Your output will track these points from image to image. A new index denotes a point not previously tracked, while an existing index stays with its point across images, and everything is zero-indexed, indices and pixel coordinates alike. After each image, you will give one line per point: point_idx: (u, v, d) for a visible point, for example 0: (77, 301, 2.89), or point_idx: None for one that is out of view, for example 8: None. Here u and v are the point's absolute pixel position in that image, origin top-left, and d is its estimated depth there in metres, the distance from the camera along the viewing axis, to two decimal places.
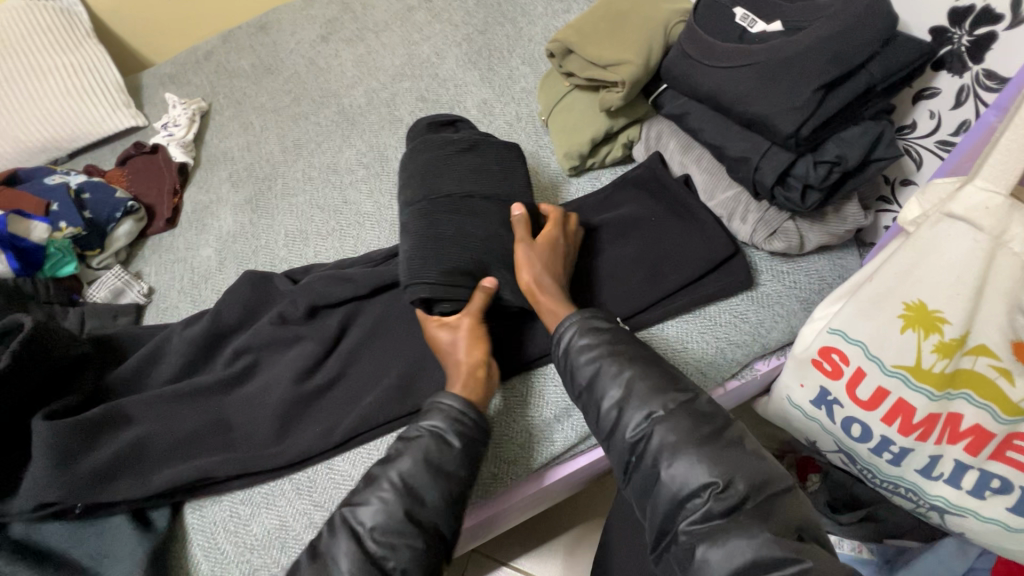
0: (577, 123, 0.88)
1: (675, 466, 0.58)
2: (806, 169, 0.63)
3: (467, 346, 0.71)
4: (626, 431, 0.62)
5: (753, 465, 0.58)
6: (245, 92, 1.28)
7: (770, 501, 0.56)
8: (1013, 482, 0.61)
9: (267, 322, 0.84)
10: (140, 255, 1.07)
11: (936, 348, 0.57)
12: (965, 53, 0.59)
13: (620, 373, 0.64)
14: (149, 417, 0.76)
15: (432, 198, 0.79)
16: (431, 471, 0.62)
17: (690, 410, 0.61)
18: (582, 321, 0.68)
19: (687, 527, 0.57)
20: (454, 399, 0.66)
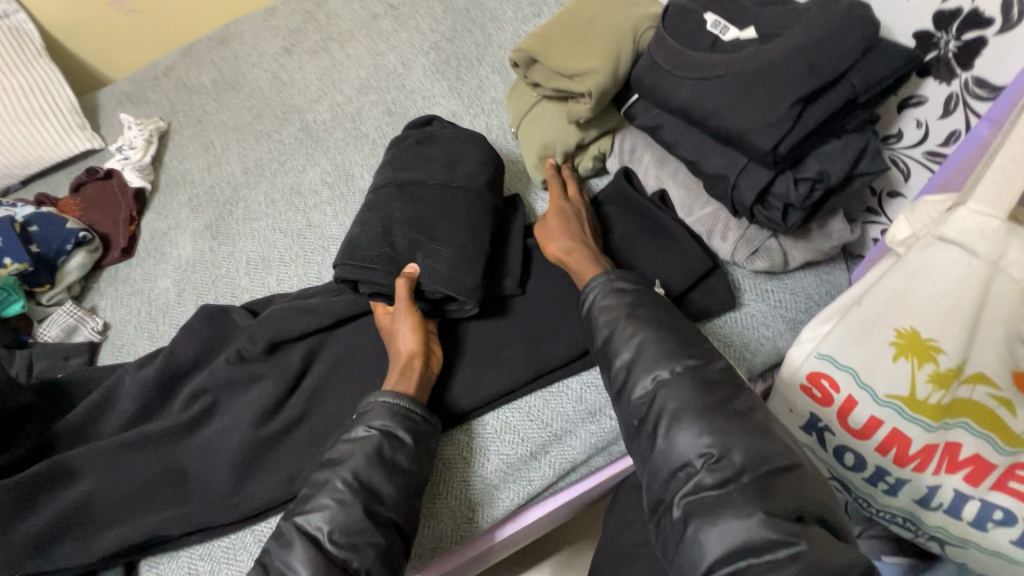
0: (546, 134, 0.83)
1: (674, 435, 0.54)
2: (787, 187, 0.59)
3: (403, 337, 0.69)
4: (633, 393, 0.59)
5: (760, 439, 0.53)
6: (206, 109, 1.22)
7: (771, 480, 0.50)
8: (1017, 514, 0.56)
9: (224, 361, 0.79)
10: (96, 288, 1.01)
11: (931, 378, 0.53)
12: (953, 59, 0.55)
13: (633, 337, 0.61)
14: (95, 470, 0.72)
15: (381, 186, 0.78)
16: (385, 468, 0.60)
17: (699, 377, 0.57)
18: (604, 281, 0.66)
19: (681, 499, 0.52)
20: (388, 395, 0.64)
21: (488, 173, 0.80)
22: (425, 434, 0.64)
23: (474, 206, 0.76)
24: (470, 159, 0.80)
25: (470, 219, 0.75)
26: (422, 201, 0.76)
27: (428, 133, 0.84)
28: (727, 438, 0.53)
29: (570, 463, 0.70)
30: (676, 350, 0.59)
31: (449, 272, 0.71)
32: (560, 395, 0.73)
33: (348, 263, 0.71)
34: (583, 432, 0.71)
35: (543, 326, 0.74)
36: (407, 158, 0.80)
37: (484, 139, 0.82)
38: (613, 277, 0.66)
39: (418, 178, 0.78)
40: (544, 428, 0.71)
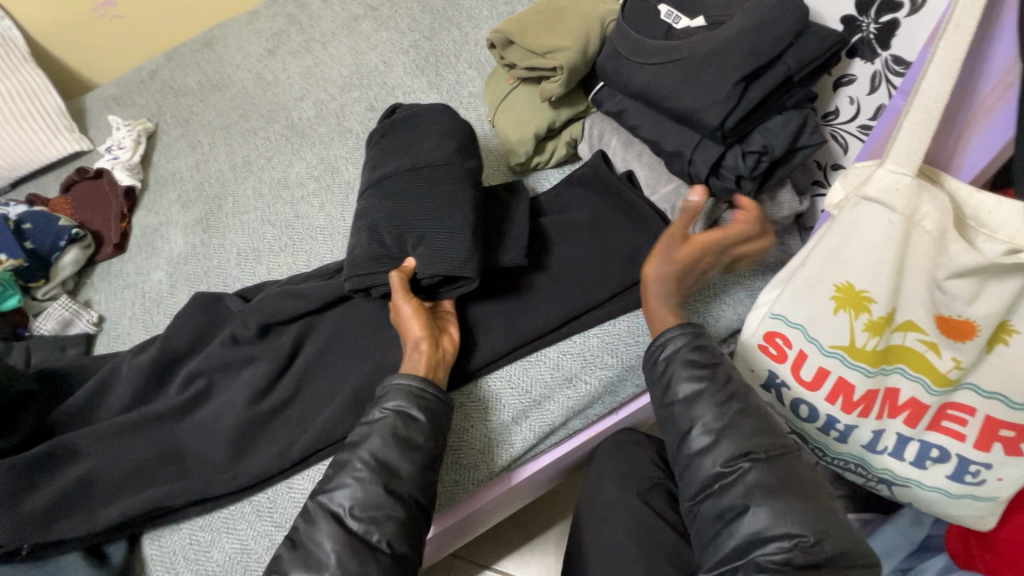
0: (521, 117, 0.88)
1: (763, 507, 0.56)
2: (735, 160, 0.66)
3: (406, 324, 0.71)
4: (717, 460, 0.60)
5: (843, 530, 0.56)
6: (193, 110, 1.26)
7: (849, 573, 0.54)
8: (950, 449, 0.63)
9: (218, 344, 0.83)
10: (89, 283, 1.04)
11: (867, 326, 0.59)
12: (874, 41, 0.61)
13: (723, 406, 0.61)
14: (95, 450, 0.75)
15: (367, 187, 0.83)
16: (401, 447, 0.64)
17: (787, 464, 0.59)
18: (689, 338, 0.65)
19: (763, 563, 0.55)
20: (401, 377, 0.68)
21: (459, 145, 0.81)
22: (439, 412, 0.68)
23: (459, 179, 0.78)
24: (436, 142, 0.81)
25: (454, 197, 0.77)
26: (407, 194, 0.78)
27: (389, 126, 0.87)
28: (819, 526, 0.55)
29: (549, 426, 0.75)
30: (758, 426, 0.61)
31: (439, 253, 0.73)
32: (539, 363, 0.77)
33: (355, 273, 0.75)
34: (561, 397, 0.76)
35: (522, 303, 0.79)
36: (387, 154, 0.84)
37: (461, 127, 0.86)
38: (699, 336, 0.65)
39: (396, 170, 0.81)
40: (523, 395, 0.76)
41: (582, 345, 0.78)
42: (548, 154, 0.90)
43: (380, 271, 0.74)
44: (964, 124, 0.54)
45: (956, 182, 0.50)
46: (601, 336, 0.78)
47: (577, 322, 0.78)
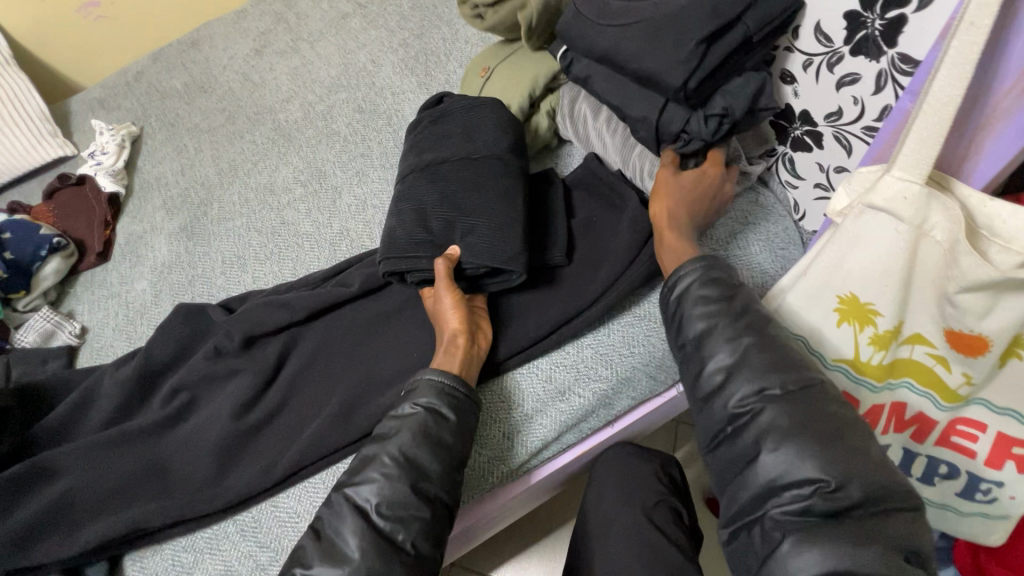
0: (502, 97, 0.86)
1: (780, 452, 0.52)
2: (698, 124, 0.65)
3: (448, 315, 0.69)
4: (731, 401, 0.56)
5: (876, 472, 0.50)
6: (178, 113, 1.23)
7: (883, 519, 0.49)
8: (960, 466, 0.60)
9: (201, 357, 0.80)
10: (72, 293, 1.02)
11: (872, 340, 0.56)
12: (879, 38, 0.56)
13: (737, 340, 0.57)
14: (74, 469, 0.73)
15: (406, 175, 0.80)
16: (431, 445, 0.62)
17: (813, 397, 0.54)
18: (702, 271, 0.62)
19: (779, 515, 0.51)
20: (433, 372, 0.65)
21: (505, 135, 0.78)
22: (467, 412, 0.65)
23: (500, 174, 0.76)
24: (488, 130, 0.78)
25: (502, 188, 0.74)
26: (408, 199, 0.77)
27: (440, 110, 0.84)
28: (843, 467, 0.50)
29: (543, 440, 0.72)
30: (778, 359, 0.56)
31: (489, 248, 0.70)
32: (530, 376, 0.74)
33: (390, 257, 0.73)
34: (553, 410, 0.73)
35: (526, 304, 0.76)
36: (431, 141, 0.81)
37: (451, 119, 0.82)
38: (712, 268, 0.62)
39: (442, 159, 0.78)
40: (514, 410, 0.73)
41: (575, 357, 0.75)
42: (534, 130, 0.88)
43: (424, 260, 0.71)
44: (976, 130, 0.51)
45: (967, 189, 0.47)
46: (595, 347, 0.75)
47: (567, 329, 0.74)
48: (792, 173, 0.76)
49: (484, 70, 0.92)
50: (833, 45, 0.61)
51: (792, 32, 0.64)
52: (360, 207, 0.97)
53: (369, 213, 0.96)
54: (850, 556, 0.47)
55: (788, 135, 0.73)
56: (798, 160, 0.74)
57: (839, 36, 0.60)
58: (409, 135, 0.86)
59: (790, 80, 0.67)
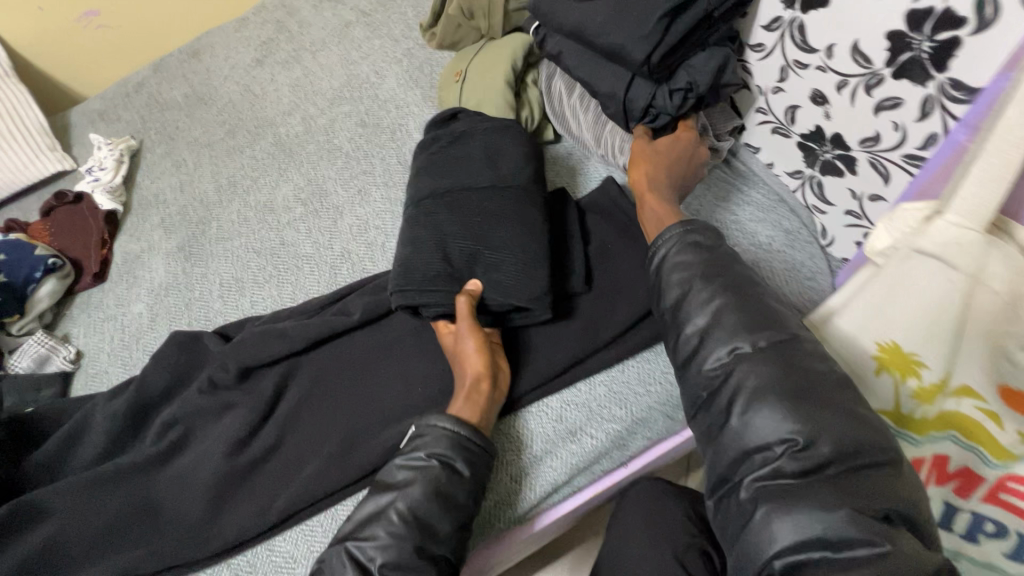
0: (491, 85, 0.84)
1: (750, 415, 0.51)
2: (664, 98, 0.66)
3: (471, 358, 0.65)
4: (704, 364, 0.55)
5: (848, 425, 0.48)
6: (178, 126, 1.19)
7: (856, 475, 0.47)
8: (1008, 526, 0.50)
9: (195, 390, 0.77)
10: (68, 315, 0.99)
11: (915, 393, 0.51)
12: (927, 61, 0.51)
13: (710, 301, 0.57)
14: (63, 509, 0.70)
15: (421, 199, 0.75)
16: (440, 501, 0.57)
17: (784, 354, 0.52)
18: (680, 236, 0.61)
19: (753, 482, 0.50)
20: (449, 419, 0.60)
21: (530, 165, 0.75)
22: (482, 464, 0.60)
23: (511, 202, 0.72)
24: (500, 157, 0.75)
25: (523, 219, 0.70)
26: (412, 226, 0.73)
27: (459, 131, 0.79)
28: (815, 424, 0.48)
29: (555, 483, 0.67)
30: (753, 318, 0.55)
31: (513, 283, 0.67)
32: (539, 414, 0.70)
33: (406, 290, 0.68)
34: (563, 451, 0.68)
35: (543, 336, 0.72)
36: (440, 165, 0.77)
37: (462, 143, 0.78)
38: (690, 231, 0.61)
39: (461, 186, 0.74)
40: (521, 450, 0.68)
41: (587, 395, 0.70)
42: (523, 120, 0.86)
43: (443, 294, 0.67)
44: None
45: None
46: (608, 384, 0.70)
47: (579, 368, 0.71)
48: (821, 198, 0.71)
49: (457, 74, 0.89)
50: (873, 66, 0.56)
51: (826, 51, 0.59)
52: (362, 227, 0.93)
53: (371, 233, 0.92)
54: (821, 518, 0.45)
55: (817, 158, 0.68)
56: (826, 185, 0.69)
57: (879, 58, 0.55)
58: (416, 155, 0.82)
59: (822, 101, 0.63)
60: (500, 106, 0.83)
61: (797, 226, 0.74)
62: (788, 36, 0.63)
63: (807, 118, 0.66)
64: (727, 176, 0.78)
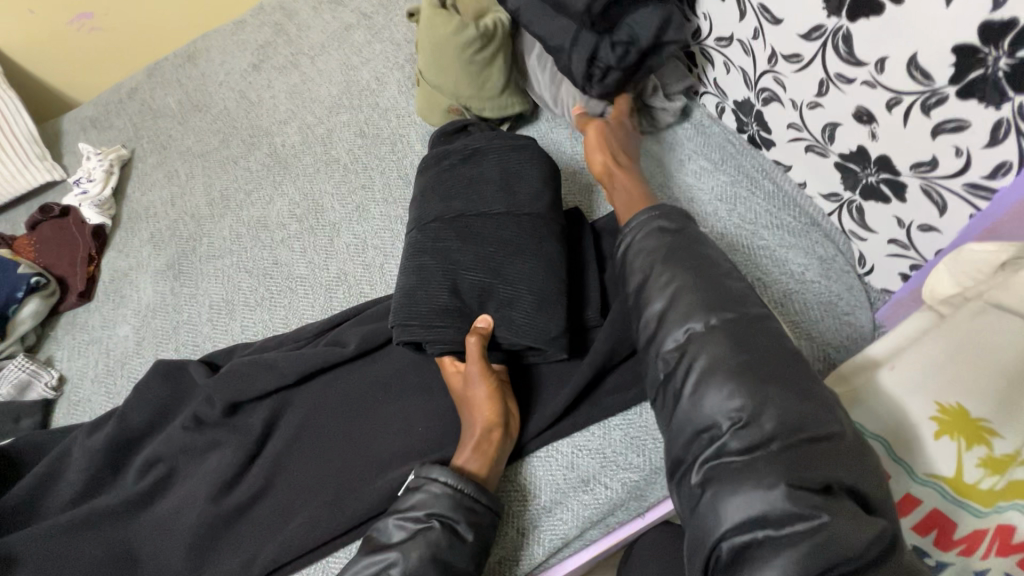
0: (442, 38, 0.80)
1: (701, 394, 0.49)
2: (606, 51, 0.68)
3: (483, 399, 0.59)
4: (661, 347, 0.53)
5: (797, 401, 0.46)
6: (171, 134, 1.14)
7: (799, 449, 0.44)
8: None
9: (179, 426, 0.72)
10: (53, 337, 0.94)
11: (982, 462, 0.44)
12: (1003, 80, 0.44)
13: (669, 284, 0.55)
14: (36, 558, 0.65)
15: (428, 223, 0.69)
16: (439, 568, 0.51)
17: (736, 330, 0.50)
18: (648, 220, 0.59)
19: (700, 462, 0.47)
20: (452, 473, 0.55)
21: (549, 189, 0.69)
22: (488, 526, 0.54)
23: (525, 230, 0.66)
24: (513, 177, 0.69)
25: (540, 250, 0.64)
26: (414, 252, 0.67)
27: (471, 148, 0.73)
28: (761, 398, 0.47)
29: (563, 538, 0.61)
30: (712, 299, 0.53)
31: (528, 324, 0.61)
32: (548, 461, 0.64)
33: (408, 325, 0.62)
34: (575, 502, 0.62)
35: (554, 376, 0.67)
36: (444, 183, 0.71)
37: (468, 161, 0.72)
38: (655, 216, 0.59)
39: (472, 211, 0.68)
40: (528, 501, 0.62)
41: (601, 440, 0.64)
42: (490, 27, 0.79)
43: (451, 333, 0.62)
44: None
45: None
46: (625, 429, 0.64)
47: (592, 410, 0.65)
48: (860, 224, 0.65)
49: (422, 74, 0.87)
50: (933, 83, 0.49)
51: (876, 64, 0.53)
52: (359, 246, 0.87)
53: (369, 254, 0.86)
54: (762, 500, 0.43)
55: (858, 181, 0.62)
56: (868, 210, 0.63)
57: (942, 74, 0.48)
58: (420, 172, 0.76)
59: (868, 119, 0.56)
60: (460, 29, 0.79)
61: (832, 253, 0.67)
62: (831, 47, 0.56)
63: (848, 137, 0.60)
64: (754, 198, 0.72)
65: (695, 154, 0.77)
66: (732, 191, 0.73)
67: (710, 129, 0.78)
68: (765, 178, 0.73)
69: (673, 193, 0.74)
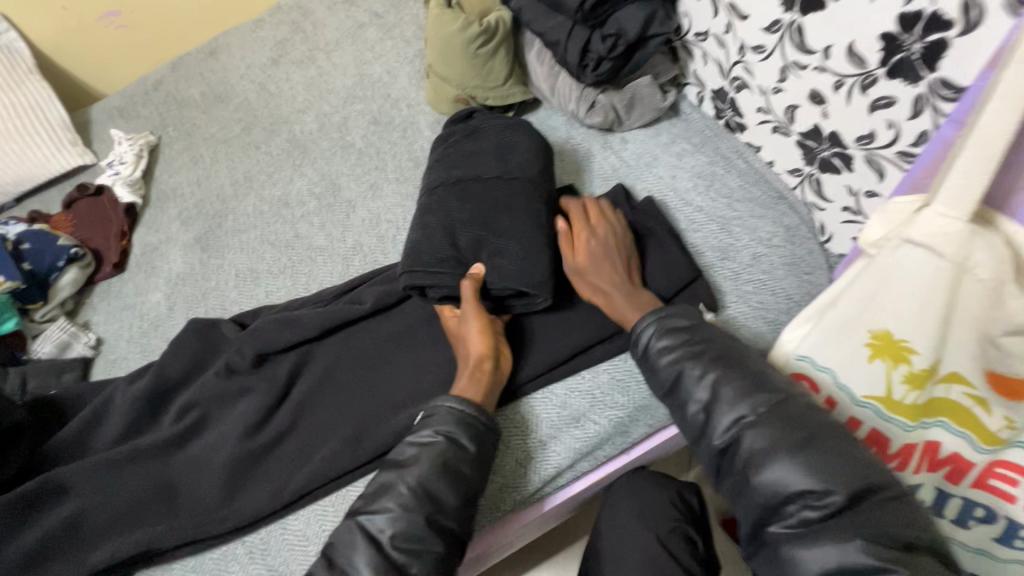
0: (449, 36, 0.89)
1: (768, 471, 0.52)
2: (597, 43, 0.77)
3: (476, 338, 0.68)
4: (715, 436, 0.56)
5: (863, 466, 0.50)
6: (195, 122, 1.23)
7: (868, 509, 0.49)
8: (999, 511, 0.54)
9: (213, 374, 0.79)
10: (88, 304, 1.02)
11: (905, 378, 0.54)
12: (918, 62, 0.53)
13: (705, 376, 0.58)
14: (85, 487, 0.73)
15: (441, 192, 0.78)
16: (453, 477, 0.60)
17: (782, 413, 0.54)
18: (657, 324, 0.62)
19: (781, 530, 0.51)
20: (455, 400, 0.63)
21: (543, 162, 0.78)
22: (487, 441, 0.63)
23: (526, 197, 0.74)
24: (518, 153, 0.78)
25: (538, 215, 0.73)
26: (426, 218, 0.75)
27: (476, 128, 0.83)
28: (825, 475, 0.50)
29: (558, 467, 0.69)
30: (748, 384, 0.57)
31: (517, 269, 0.69)
32: (544, 401, 0.72)
33: (414, 272, 0.71)
34: (567, 437, 0.70)
35: (548, 325, 0.75)
36: (453, 159, 0.80)
37: (476, 141, 0.81)
38: (664, 318, 0.63)
39: (478, 181, 0.77)
40: (526, 434, 0.71)
41: (590, 382, 0.73)
42: (493, 24, 0.88)
43: (449, 278, 0.70)
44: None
45: (1014, 227, 0.47)
46: (611, 373, 0.73)
47: (585, 357, 0.73)
48: (818, 195, 0.74)
49: (432, 71, 0.97)
50: (867, 67, 0.58)
51: (823, 51, 0.62)
52: (374, 221, 0.96)
53: (382, 227, 0.95)
54: (839, 552, 0.48)
55: (815, 156, 0.71)
56: (825, 182, 0.71)
57: (874, 58, 0.57)
58: (433, 150, 0.86)
59: (820, 100, 0.65)
60: (465, 27, 0.88)
61: (797, 222, 0.76)
62: (788, 38, 0.66)
63: (805, 117, 0.69)
64: (729, 175, 0.81)
65: (677, 138, 0.86)
66: (710, 169, 0.82)
67: (692, 116, 0.88)
68: (738, 158, 0.82)
69: (657, 172, 0.83)
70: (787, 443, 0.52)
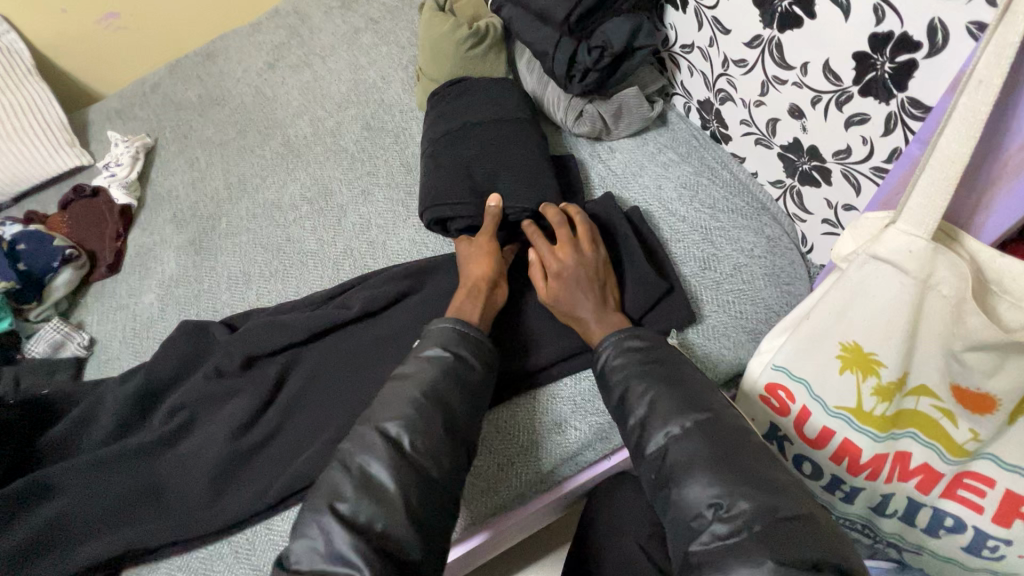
0: (439, 32, 0.91)
1: (685, 485, 0.53)
2: (583, 55, 0.78)
3: (479, 262, 0.73)
4: (647, 448, 0.58)
5: (771, 484, 0.51)
6: (191, 125, 1.24)
7: (779, 527, 0.48)
8: (966, 521, 0.57)
9: (202, 375, 0.81)
10: (82, 305, 1.04)
11: (874, 390, 0.55)
12: (889, 81, 0.55)
13: (645, 392, 0.60)
14: (76, 486, 0.74)
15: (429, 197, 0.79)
16: None
17: (712, 429, 0.55)
18: (616, 343, 0.65)
19: (699, 549, 0.51)
20: (450, 318, 0.67)
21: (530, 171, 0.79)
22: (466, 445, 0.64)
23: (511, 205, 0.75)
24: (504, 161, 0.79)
25: None
26: None
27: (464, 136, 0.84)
28: (735, 489, 0.51)
29: (540, 473, 0.70)
30: (684, 400, 0.58)
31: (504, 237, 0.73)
32: (527, 406, 0.74)
33: (434, 207, 0.79)
34: (550, 442, 0.71)
35: (531, 332, 0.76)
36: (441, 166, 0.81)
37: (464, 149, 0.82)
38: (626, 335, 0.65)
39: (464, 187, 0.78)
40: (509, 439, 0.72)
41: (573, 389, 0.74)
42: (483, 29, 0.90)
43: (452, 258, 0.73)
44: (986, 183, 0.49)
45: (977, 244, 0.48)
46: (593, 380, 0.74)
47: (568, 363, 0.74)
48: (800, 207, 0.75)
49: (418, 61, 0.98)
50: (842, 84, 0.60)
51: (801, 67, 0.63)
52: (364, 226, 0.97)
53: (372, 232, 0.96)
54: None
55: (795, 168, 0.72)
56: (805, 194, 0.73)
57: (848, 76, 0.59)
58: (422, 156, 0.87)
59: (798, 115, 0.67)
60: (455, 27, 0.89)
61: (779, 233, 0.77)
62: (767, 54, 0.67)
63: (786, 130, 0.70)
64: (713, 185, 0.82)
65: (664, 147, 0.87)
66: (694, 180, 0.83)
67: (679, 127, 0.89)
68: (723, 168, 0.83)
69: (643, 181, 0.84)
70: (708, 455, 0.54)
